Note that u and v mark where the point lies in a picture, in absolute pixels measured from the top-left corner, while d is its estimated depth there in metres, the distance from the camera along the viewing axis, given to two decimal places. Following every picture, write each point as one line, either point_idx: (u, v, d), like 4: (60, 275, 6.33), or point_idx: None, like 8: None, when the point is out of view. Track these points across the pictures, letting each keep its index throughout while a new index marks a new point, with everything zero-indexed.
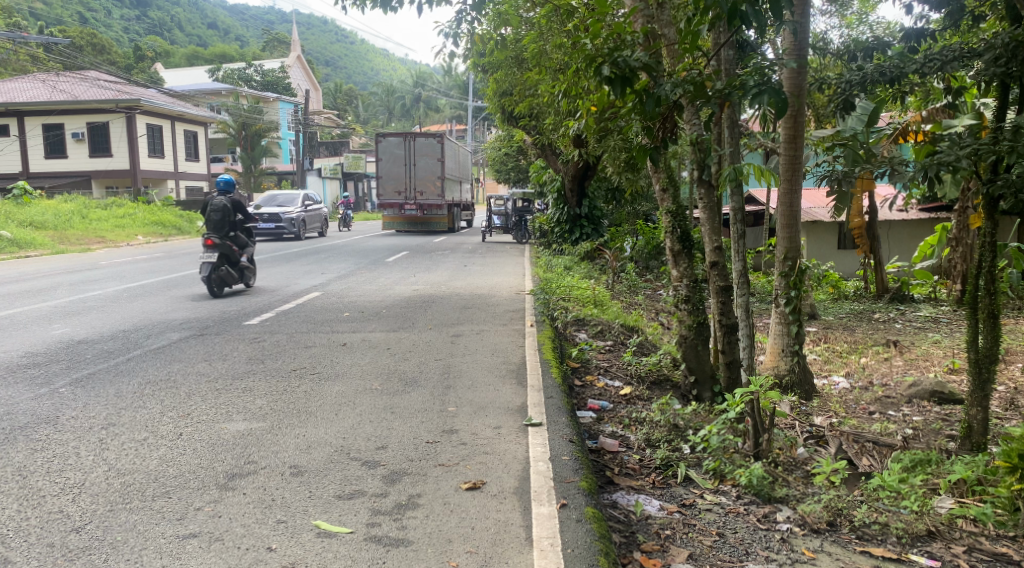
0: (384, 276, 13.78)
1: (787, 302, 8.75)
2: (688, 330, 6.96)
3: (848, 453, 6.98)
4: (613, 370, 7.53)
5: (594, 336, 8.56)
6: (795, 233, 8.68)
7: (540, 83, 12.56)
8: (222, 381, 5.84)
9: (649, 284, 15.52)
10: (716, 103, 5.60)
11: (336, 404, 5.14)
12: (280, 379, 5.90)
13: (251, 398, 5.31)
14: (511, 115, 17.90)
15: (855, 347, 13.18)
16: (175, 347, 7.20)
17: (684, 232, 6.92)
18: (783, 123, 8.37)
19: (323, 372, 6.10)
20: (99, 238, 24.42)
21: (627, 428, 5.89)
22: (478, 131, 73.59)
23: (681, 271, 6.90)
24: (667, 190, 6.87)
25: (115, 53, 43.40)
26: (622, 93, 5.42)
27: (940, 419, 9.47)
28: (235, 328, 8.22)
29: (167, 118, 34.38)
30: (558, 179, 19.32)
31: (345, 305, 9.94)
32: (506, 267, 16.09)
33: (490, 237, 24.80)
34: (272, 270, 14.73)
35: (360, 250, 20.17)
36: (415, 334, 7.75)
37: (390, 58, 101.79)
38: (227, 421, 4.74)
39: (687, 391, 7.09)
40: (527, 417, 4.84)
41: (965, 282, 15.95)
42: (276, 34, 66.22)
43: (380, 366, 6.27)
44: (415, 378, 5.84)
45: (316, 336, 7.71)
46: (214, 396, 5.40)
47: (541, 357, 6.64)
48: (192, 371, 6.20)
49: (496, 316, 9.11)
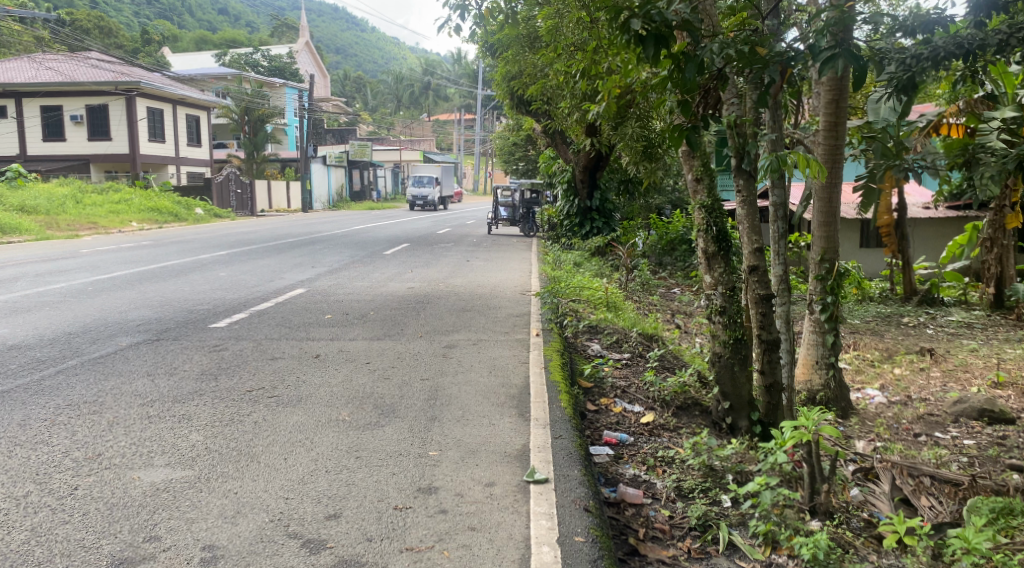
0: (378, 270, 12.68)
1: (822, 309, 7.67)
2: (723, 347, 5.87)
3: (904, 491, 5.92)
4: (630, 392, 6.43)
5: (609, 348, 7.48)
6: (833, 232, 7.55)
7: (553, 64, 11.45)
8: (158, 405, 4.79)
9: (665, 282, 14.42)
10: (775, 69, 4.59)
11: (288, 444, 4.08)
12: (229, 403, 4.84)
13: (187, 430, 4.26)
14: (521, 101, 16.79)
15: (888, 355, 12.03)
16: (122, 355, 6.14)
17: (720, 231, 5.83)
18: (822, 106, 7.14)
19: (284, 395, 5.04)
20: (90, 223, 23.41)
21: (652, 472, 4.82)
22: (488, 121, 72.04)
23: (715, 277, 5.85)
24: (701, 180, 5.83)
25: (121, 36, 42.42)
26: (658, 55, 4.33)
27: (995, 443, 8.34)
28: (198, 331, 7.18)
29: (168, 102, 33.35)
30: (568, 169, 18.22)
31: (330, 304, 8.86)
32: (512, 263, 14.98)
33: (496, 228, 23.72)
34: (260, 262, 13.65)
35: (358, 241, 19.05)
36: (402, 343, 6.67)
37: (401, 47, 100.71)
38: (140, 468, 3.69)
39: (719, 419, 6.04)
40: (529, 468, 3.79)
41: (999, 286, 14.73)
42: (286, 19, 65.09)
43: (356, 387, 5.21)
44: (394, 405, 4.78)
45: (288, 345, 6.62)
46: (140, 427, 4.33)
47: (547, 378, 5.57)
48: (128, 389, 5.14)
49: (496, 322, 8.02)
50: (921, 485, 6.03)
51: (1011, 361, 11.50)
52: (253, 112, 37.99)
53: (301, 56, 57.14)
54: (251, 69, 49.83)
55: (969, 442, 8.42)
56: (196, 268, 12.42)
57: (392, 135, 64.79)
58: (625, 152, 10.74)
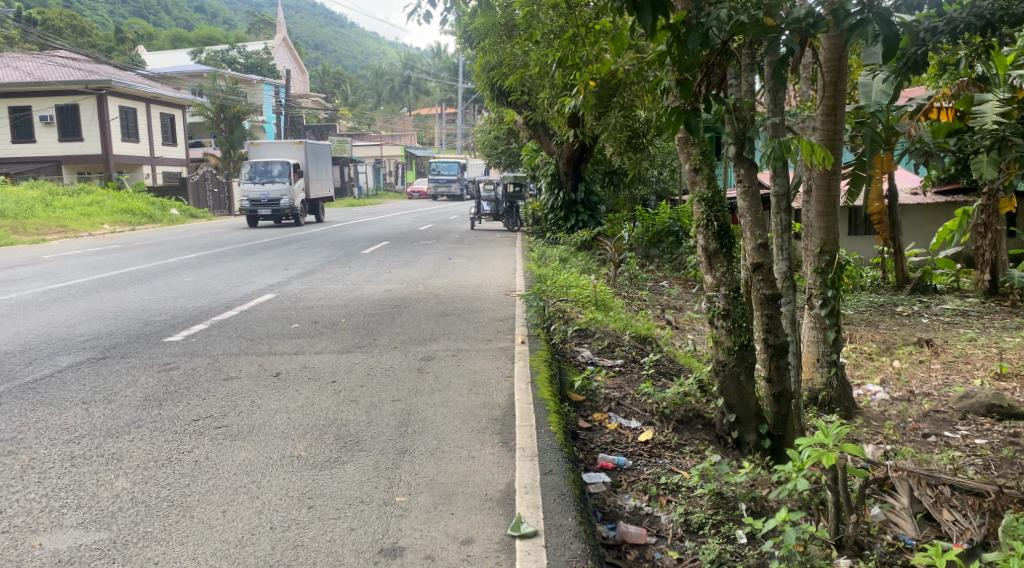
0: (354, 272, 12.04)
1: (822, 304, 7.10)
2: (727, 354, 5.29)
3: (925, 504, 5.20)
4: (625, 404, 5.83)
5: (601, 354, 6.88)
6: (833, 222, 6.97)
7: (532, 50, 10.87)
8: (89, 440, 4.17)
9: (653, 276, 13.86)
10: (792, 40, 4.08)
11: (232, 490, 3.50)
12: (170, 436, 4.24)
13: (112, 474, 3.66)
14: (502, 92, 16.22)
15: (886, 348, 11.47)
16: (61, 377, 5.51)
17: (722, 226, 5.26)
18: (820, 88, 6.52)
19: (234, 424, 4.43)
20: (58, 227, 22.55)
21: (656, 504, 4.24)
22: (471, 113, 71.23)
23: (717, 277, 5.26)
24: (699, 169, 5.25)
25: (94, 35, 41.27)
26: (656, 25, 3.81)
27: (1009, 442, 7.76)
28: (151, 347, 6.56)
29: (141, 101, 32.48)
30: (551, 161, 17.63)
31: (298, 312, 8.22)
32: (495, 260, 14.38)
33: (478, 224, 23.11)
34: (228, 264, 12.95)
35: (337, 240, 18.39)
36: (374, 356, 6.06)
37: (381, 42, 99.86)
38: (45, 532, 3.13)
39: (724, 434, 5.48)
40: (514, 520, 3.25)
41: (994, 272, 14.02)
42: (262, 15, 64.09)
43: (317, 414, 4.60)
44: (358, 434, 4.18)
45: (247, 361, 6.00)
46: (60, 470, 3.72)
47: (532, 395, 4.98)
48: (58, 420, 4.52)
49: (476, 327, 7.41)
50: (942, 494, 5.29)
51: (1013, 351, 10.98)
52: (229, 109, 37.09)
53: (278, 52, 56.12)
54: (228, 65, 48.87)
55: (980, 442, 7.81)
56: (161, 273, 11.72)
57: (373, 130, 63.80)
58: (610, 140, 11.28)
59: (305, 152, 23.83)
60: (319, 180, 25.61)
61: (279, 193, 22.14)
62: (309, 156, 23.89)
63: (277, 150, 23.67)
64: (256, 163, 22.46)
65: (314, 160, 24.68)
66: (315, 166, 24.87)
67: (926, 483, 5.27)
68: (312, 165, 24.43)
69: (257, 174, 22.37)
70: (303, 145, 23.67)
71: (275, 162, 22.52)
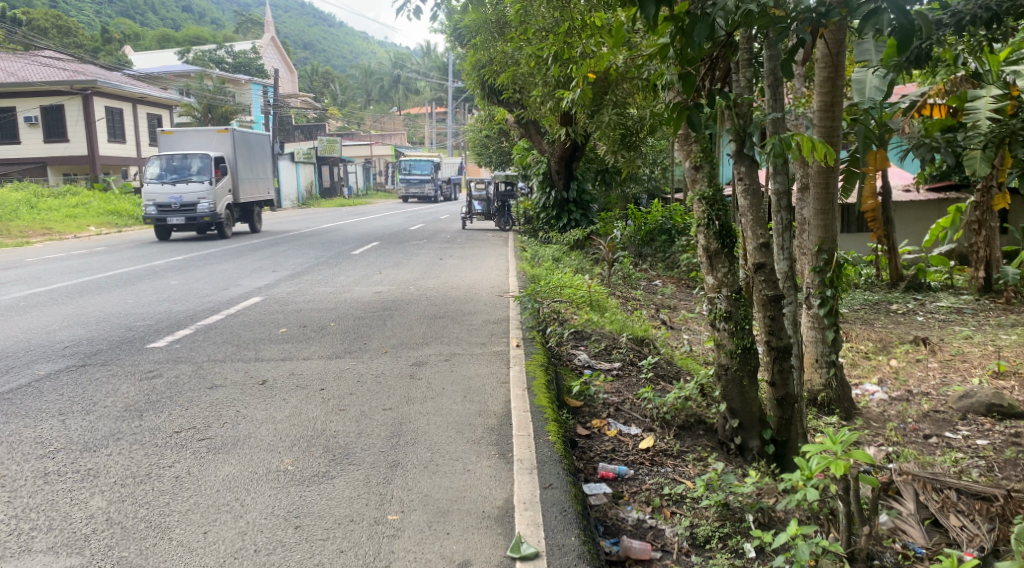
0: (344, 273, 11.83)
1: (820, 303, 6.94)
2: (730, 358, 5.12)
3: (932, 510, 5.09)
4: (624, 409, 5.65)
5: (598, 357, 6.70)
6: (832, 220, 6.80)
7: (524, 46, 10.68)
8: (63, 454, 3.97)
9: (646, 275, 13.68)
10: (802, 31, 3.91)
11: (214, 508, 3.32)
12: (150, 449, 4.05)
13: (86, 492, 3.45)
14: (493, 90, 16.03)
15: (883, 346, 11.31)
16: (37, 388, 5.29)
17: (724, 225, 5.09)
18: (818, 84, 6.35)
19: (218, 436, 4.23)
20: (43, 229, 22.22)
21: (659, 516, 4.07)
22: (461, 112, 70.99)
23: (718, 278, 5.08)
24: (700, 168, 5.07)
25: (80, 35, 40.82)
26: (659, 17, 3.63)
27: (1011, 443, 7.51)
28: (133, 353, 6.35)
29: (127, 101, 32.12)
30: (543, 160, 17.43)
31: (286, 316, 8.01)
32: (487, 261, 14.17)
33: (469, 224, 22.91)
34: (215, 267, 12.71)
35: (326, 240, 18.16)
36: (365, 362, 5.86)
37: (370, 41, 99.48)
38: (13, 558, 2.95)
39: (726, 440, 5.31)
40: (514, 540, 3.09)
41: (989, 269, 13.78)
42: (250, 15, 63.67)
43: (304, 424, 4.40)
44: (348, 447, 3.99)
45: (232, 368, 5.79)
46: (31, 488, 3.52)
47: (529, 402, 4.80)
48: (31, 433, 4.31)
49: (470, 331, 7.21)
50: (948, 501, 5.18)
51: (1010, 349, 10.81)
52: (217, 109, 36.74)
53: (267, 52, 55.77)
54: (215, 65, 48.48)
55: (983, 443, 7.54)
56: (146, 276, 11.48)
57: (362, 130, 63.48)
58: (603, 139, 11.14)
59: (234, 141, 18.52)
60: (255, 180, 20.19)
61: (195, 196, 16.92)
62: (237, 147, 18.51)
63: (196, 140, 18.26)
64: (169, 157, 17.29)
65: (247, 155, 19.42)
66: (246, 162, 19.36)
67: (932, 486, 5.26)
68: (241, 161, 18.97)
69: (170, 170, 17.19)
70: (230, 133, 18.16)
71: (194, 153, 17.36)
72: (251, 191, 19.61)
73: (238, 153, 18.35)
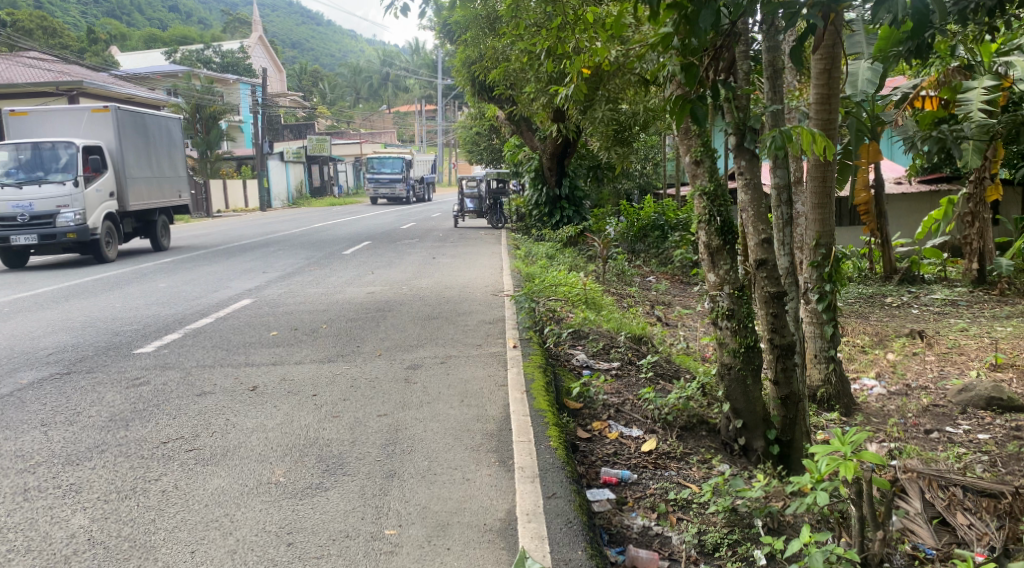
0: (334, 274, 11.65)
1: (819, 298, 6.80)
2: (732, 357, 4.98)
3: (939, 509, 4.92)
4: (625, 411, 5.50)
5: (596, 357, 6.56)
6: (829, 214, 6.66)
7: (515, 42, 10.52)
8: (43, 469, 3.81)
9: (639, 271, 13.54)
10: (810, 19, 3.78)
11: (203, 524, 3.18)
12: (135, 462, 3.89)
13: (68, 510, 3.30)
14: (483, 86, 15.87)
15: (879, 340, 11.16)
16: (19, 397, 5.12)
17: (725, 221, 4.95)
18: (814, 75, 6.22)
19: (207, 446, 4.08)
20: None
21: (665, 522, 3.94)
22: (450, 109, 70.76)
23: (720, 276, 4.95)
24: (701, 162, 4.93)
25: (66, 36, 40.44)
26: None
27: (1012, 437, 7.18)
28: (119, 359, 6.18)
29: (114, 102, 31.80)
30: (534, 157, 17.26)
31: (277, 318, 7.85)
32: (480, 259, 14.00)
33: (460, 222, 22.75)
34: (203, 269, 12.51)
35: (317, 240, 17.96)
36: (358, 365, 5.72)
37: (359, 39, 99.14)
38: None
39: (729, 441, 5.17)
40: (518, 554, 2.95)
41: (982, 260, 13.63)
42: (237, 14, 63.29)
43: (296, 433, 4.25)
44: (342, 457, 3.84)
45: (222, 374, 5.63)
46: (10, 506, 3.37)
47: (528, 406, 4.65)
48: (10, 446, 4.14)
49: (465, 332, 7.07)
50: (955, 499, 5.01)
51: (1006, 341, 10.67)
52: (205, 109, 36.43)
53: (255, 51, 55.43)
54: (203, 65, 48.13)
55: (984, 437, 7.23)
56: (134, 279, 11.28)
57: (352, 129, 63.14)
58: (596, 135, 11.01)
59: (115, 124, 13.99)
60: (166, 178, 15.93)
61: (51, 202, 12.50)
62: (123, 132, 13.97)
63: (64, 124, 13.88)
64: (18, 148, 12.82)
65: (134, 140, 14.37)
66: (136, 153, 14.48)
67: (937, 484, 5.12)
68: (133, 152, 14.35)
69: (23, 168, 12.82)
70: (111, 111, 13.87)
71: (54, 142, 12.93)
72: (144, 195, 14.77)
73: (121, 140, 13.83)
